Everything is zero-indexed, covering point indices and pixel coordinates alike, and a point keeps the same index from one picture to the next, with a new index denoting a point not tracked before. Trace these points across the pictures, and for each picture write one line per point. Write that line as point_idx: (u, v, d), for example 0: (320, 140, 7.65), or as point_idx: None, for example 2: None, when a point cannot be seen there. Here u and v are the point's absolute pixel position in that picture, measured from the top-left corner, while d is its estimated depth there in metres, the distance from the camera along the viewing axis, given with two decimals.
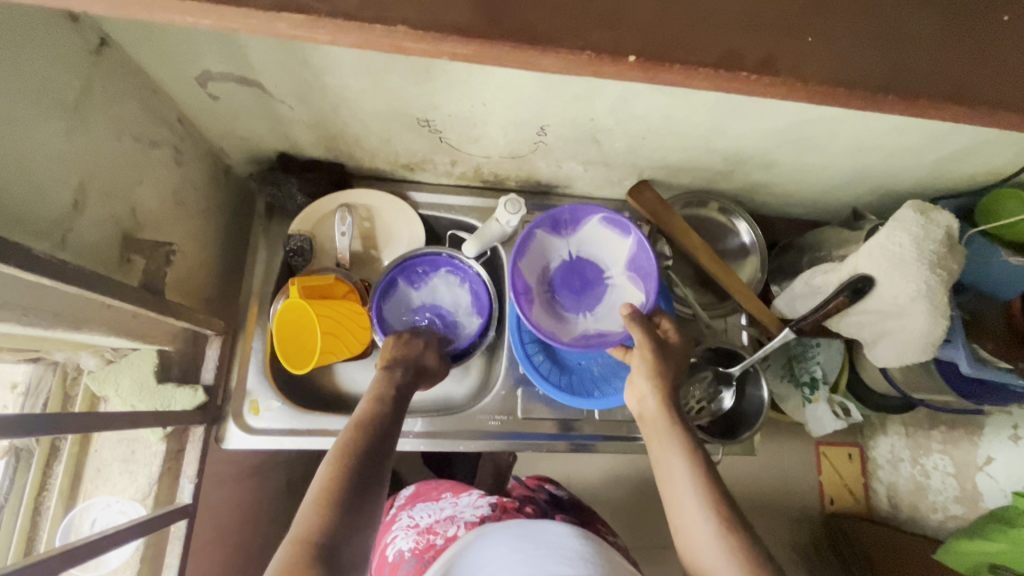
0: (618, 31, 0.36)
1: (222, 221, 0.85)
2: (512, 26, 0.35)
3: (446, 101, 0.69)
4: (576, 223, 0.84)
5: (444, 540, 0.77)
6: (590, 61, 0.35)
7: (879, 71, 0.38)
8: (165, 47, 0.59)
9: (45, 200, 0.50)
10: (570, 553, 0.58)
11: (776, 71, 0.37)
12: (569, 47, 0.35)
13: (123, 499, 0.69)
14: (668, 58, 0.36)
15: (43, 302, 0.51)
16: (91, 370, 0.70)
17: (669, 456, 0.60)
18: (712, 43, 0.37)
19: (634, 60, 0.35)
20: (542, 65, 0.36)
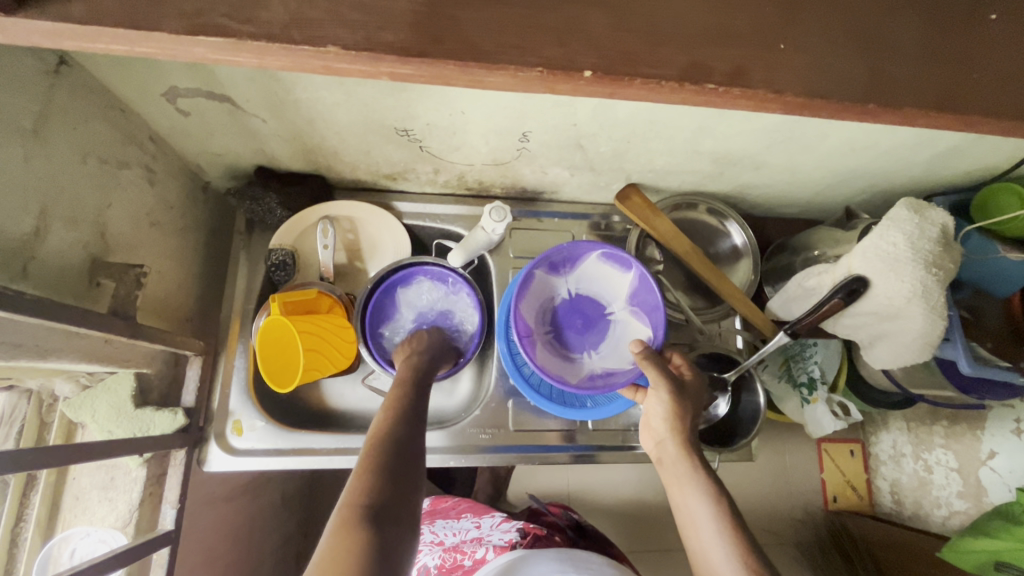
0: (576, 43, 0.34)
1: (201, 238, 0.83)
2: (471, 40, 0.33)
3: (424, 110, 0.67)
4: (575, 260, 0.82)
5: (473, 563, 0.78)
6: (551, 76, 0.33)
7: (858, 75, 0.37)
8: (128, 64, 0.57)
9: (2, 227, 0.48)
10: None
11: (749, 80, 0.35)
12: (522, 63, 0.33)
13: (103, 527, 0.67)
14: (633, 72, 0.34)
15: (5, 333, 0.49)
16: (66, 397, 0.69)
17: (692, 498, 0.60)
18: (674, 55, 0.35)
19: (590, 75, 0.34)
20: (504, 77, 0.34)
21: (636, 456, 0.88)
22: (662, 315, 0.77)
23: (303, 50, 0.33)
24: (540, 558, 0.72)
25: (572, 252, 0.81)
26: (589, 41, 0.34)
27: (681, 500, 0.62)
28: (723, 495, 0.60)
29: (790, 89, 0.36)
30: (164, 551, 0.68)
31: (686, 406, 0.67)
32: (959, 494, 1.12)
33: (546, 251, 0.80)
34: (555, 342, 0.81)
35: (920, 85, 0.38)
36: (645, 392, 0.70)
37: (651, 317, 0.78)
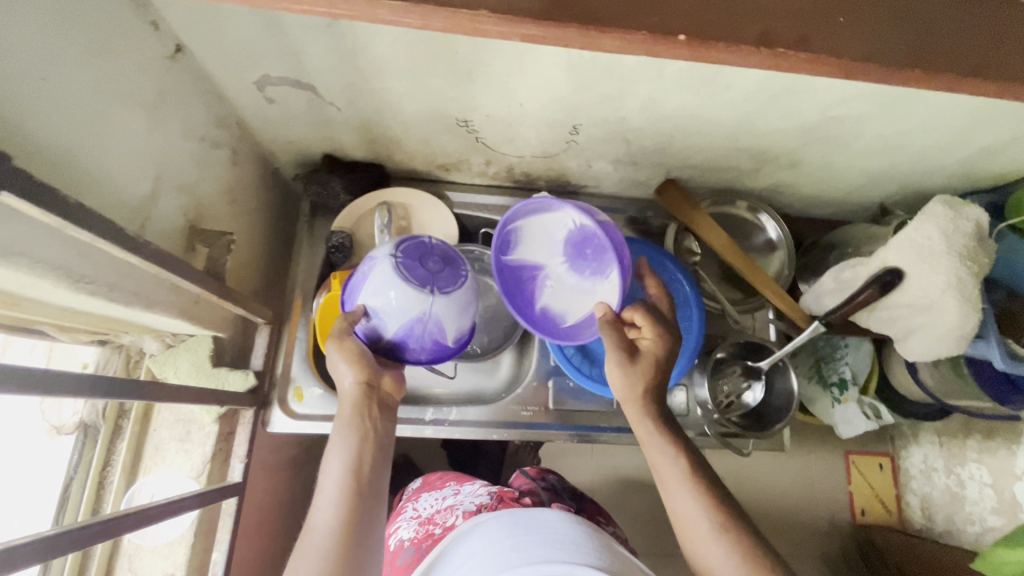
0: (668, 11, 0.36)
1: (270, 219, 0.90)
2: (578, 8, 0.35)
3: (484, 101, 0.73)
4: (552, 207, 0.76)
5: (442, 530, 0.80)
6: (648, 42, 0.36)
7: (912, 48, 0.39)
8: (229, 53, 0.64)
9: (125, 188, 0.54)
10: (561, 537, 0.61)
11: (814, 49, 0.38)
12: (629, 28, 0.36)
13: (180, 475, 0.74)
14: (718, 37, 0.37)
15: (129, 281, 0.55)
16: (152, 354, 0.74)
17: (680, 495, 0.64)
18: (755, 22, 0.37)
19: (684, 39, 0.36)
20: (607, 47, 0.37)
21: None
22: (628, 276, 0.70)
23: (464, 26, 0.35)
24: (491, 523, 0.66)
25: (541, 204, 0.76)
26: (687, 13, 0.37)
27: (669, 495, 0.65)
28: (706, 487, 0.64)
29: (854, 53, 0.38)
30: (233, 500, 0.74)
31: (643, 383, 0.69)
32: (994, 510, 1.09)
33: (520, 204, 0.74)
34: (552, 291, 0.79)
35: (988, 64, 0.40)
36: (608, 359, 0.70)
37: (620, 265, 0.73)
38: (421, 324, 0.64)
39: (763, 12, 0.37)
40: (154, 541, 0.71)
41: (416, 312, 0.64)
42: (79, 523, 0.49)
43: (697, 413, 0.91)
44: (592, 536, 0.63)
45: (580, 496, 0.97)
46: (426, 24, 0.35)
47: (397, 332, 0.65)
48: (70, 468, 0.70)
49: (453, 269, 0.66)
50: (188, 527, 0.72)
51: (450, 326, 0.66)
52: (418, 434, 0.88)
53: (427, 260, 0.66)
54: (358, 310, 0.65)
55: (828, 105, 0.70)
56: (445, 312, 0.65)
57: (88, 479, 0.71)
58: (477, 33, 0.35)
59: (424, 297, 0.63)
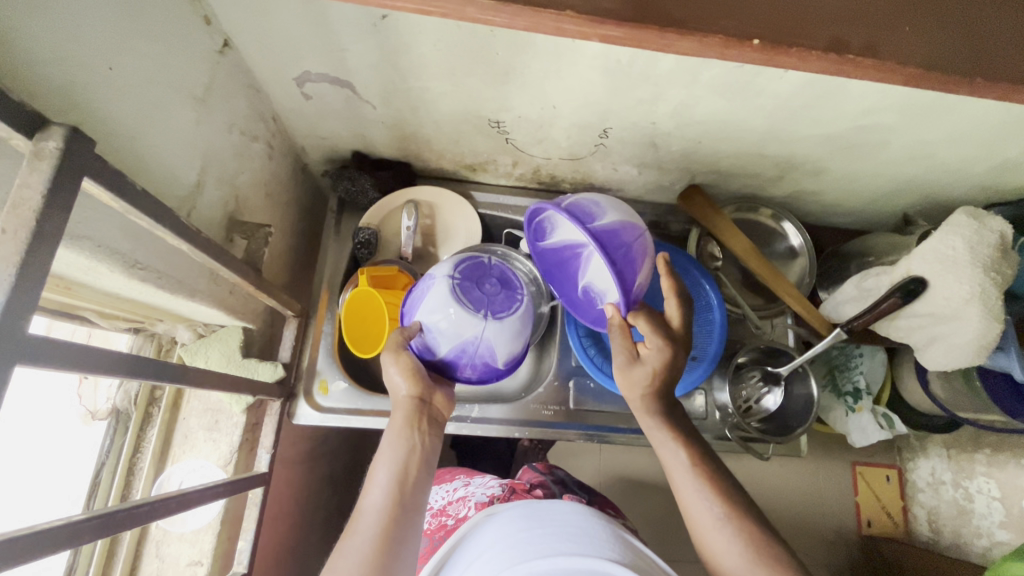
0: (743, 15, 0.37)
1: (299, 214, 0.92)
2: (654, 9, 0.37)
3: (518, 103, 0.74)
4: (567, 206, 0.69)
5: (455, 521, 0.81)
6: (722, 44, 0.37)
7: (975, 55, 0.39)
8: (274, 49, 0.65)
9: (175, 177, 0.55)
10: (573, 529, 0.61)
11: (878, 55, 0.38)
12: (704, 31, 0.37)
13: (209, 464, 0.74)
14: (787, 41, 0.37)
15: (173, 268, 0.56)
16: (184, 343, 0.76)
17: (694, 496, 0.64)
18: (824, 29, 0.38)
19: (757, 43, 0.37)
20: (679, 49, 0.38)
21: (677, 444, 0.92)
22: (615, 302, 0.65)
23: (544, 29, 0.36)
24: (505, 516, 0.66)
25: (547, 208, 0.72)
26: (759, 15, 0.37)
27: (683, 496, 0.65)
28: (722, 488, 0.64)
29: (926, 65, 0.39)
30: (259, 491, 0.74)
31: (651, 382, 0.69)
32: (1002, 524, 1.10)
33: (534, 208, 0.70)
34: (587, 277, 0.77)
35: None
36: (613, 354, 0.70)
37: (629, 271, 0.69)
38: (473, 345, 0.69)
39: (836, 18, 0.38)
40: (182, 528, 0.72)
41: (467, 335, 0.68)
42: (133, 503, 0.49)
43: (716, 418, 0.92)
44: (607, 529, 0.62)
45: (589, 489, 0.97)
46: (512, 23, 0.36)
47: (449, 353, 0.69)
48: (102, 453, 0.71)
49: (511, 298, 0.72)
50: (215, 515, 0.73)
51: (500, 349, 0.71)
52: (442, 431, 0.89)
53: (483, 284, 0.72)
54: (414, 327, 0.69)
55: (857, 114, 0.71)
56: (495, 336, 0.70)
57: (119, 465, 0.72)
58: (558, 33, 0.37)
59: (478, 321, 0.69)
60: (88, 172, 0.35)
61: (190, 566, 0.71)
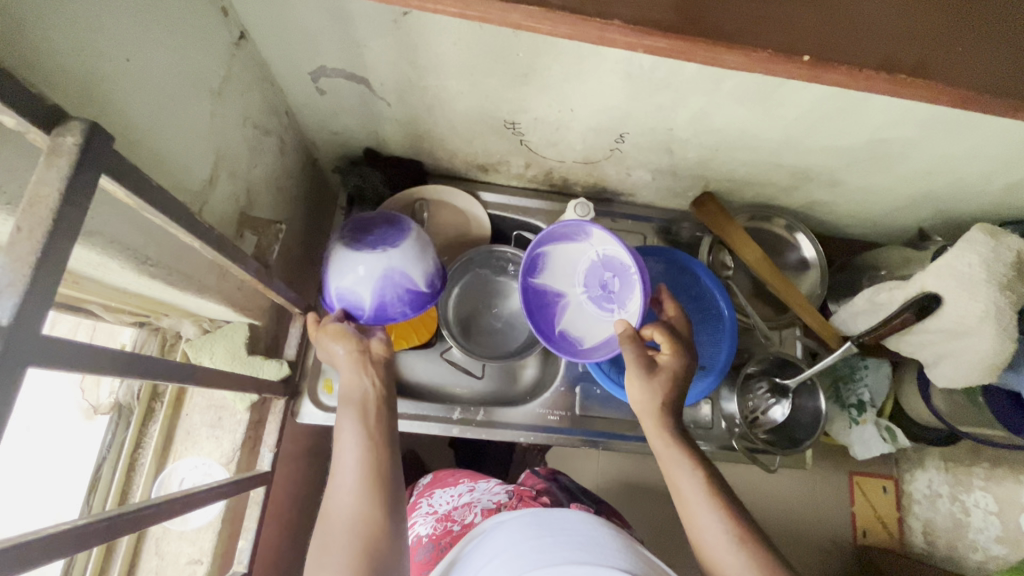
0: (794, 31, 0.37)
1: (307, 209, 0.90)
2: (701, 20, 0.36)
3: (535, 105, 0.73)
4: (585, 230, 0.81)
5: (462, 528, 0.80)
6: (770, 60, 0.36)
7: None
8: (291, 43, 0.64)
9: (190, 172, 0.54)
10: (583, 539, 0.60)
11: (929, 75, 0.37)
12: (751, 46, 0.36)
13: (211, 462, 0.73)
14: (839, 59, 0.37)
15: (183, 265, 0.55)
16: (189, 338, 0.75)
17: (696, 505, 0.63)
18: (875, 47, 0.37)
19: (807, 60, 0.36)
20: (725, 62, 0.37)
21: None
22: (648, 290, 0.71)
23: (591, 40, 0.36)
24: (514, 524, 0.65)
25: (565, 230, 0.81)
26: (808, 32, 0.37)
27: (686, 506, 0.64)
28: (721, 494, 0.63)
29: (981, 85, 0.38)
30: (261, 490, 0.73)
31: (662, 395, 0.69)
32: (998, 539, 1.10)
33: (552, 226, 0.81)
34: (572, 316, 0.83)
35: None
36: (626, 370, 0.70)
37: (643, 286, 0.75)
38: (388, 283, 0.72)
39: (889, 37, 0.37)
40: (183, 526, 0.71)
41: (378, 271, 0.71)
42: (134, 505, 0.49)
43: (721, 428, 0.92)
44: (617, 540, 0.61)
45: (593, 497, 0.97)
46: (553, 31, 0.35)
47: (373, 297, 0.72)
48: (103, 447, 0.70)
49: (398, 227, 0.74)
50: (217, 514, 0.72)
51: (415, 272, 0.74)
52: (447, 433, 0.88)
53: (373, 233, 0.73)
54: (342, 298, 0.72)
55: (878, 127, 0.70)
56: (403, 262, 0.72)
57: (120, 462, 0.71)
58: (604, 42, 0.36)
59: (379, 256, 0.71)
60: (106, 169, 0.34)
61: (190, 564, 0.70)
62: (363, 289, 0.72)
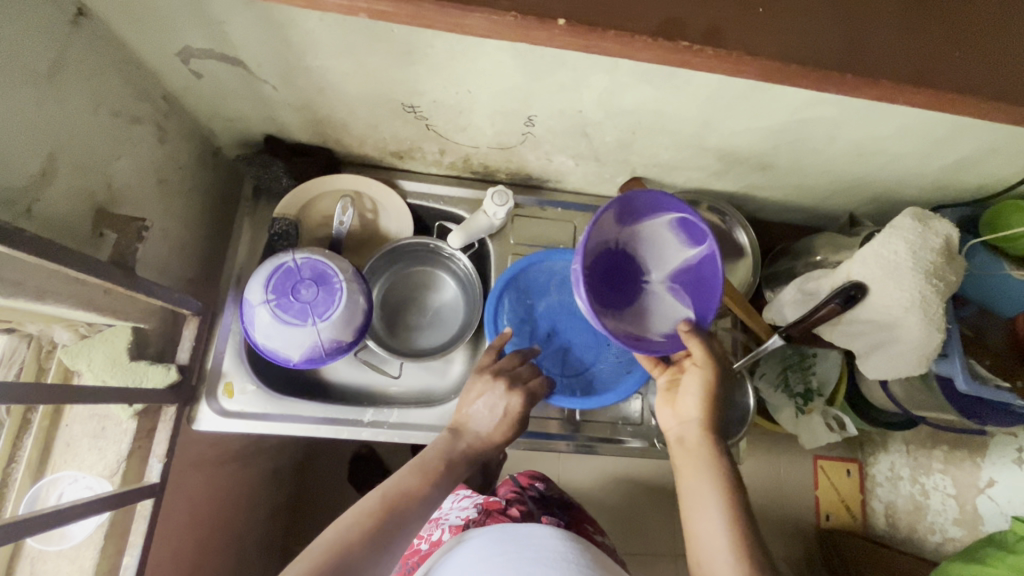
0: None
1: (209, 202, 0.85)
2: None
3: (430, 86, 0.68)
4: (651, 209, 0.66)
5: (429, 546, 0.78)
6: (516, 22, 0.36)
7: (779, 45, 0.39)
8: (142, 20, 0.58)
9: (7, 167, 0.49)
10: (556, 554, 0.58)
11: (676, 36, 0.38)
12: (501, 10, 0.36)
13: (91, 475, 0.69)
14: (590, 22, 0.37)
15: (5, 270, 0.50)
16: (65, 344, 0.70)
17: (707, 517, 0.55)
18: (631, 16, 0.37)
19: (561, 23, 0.36)
20: (474, 29, 0.38)
21: (626, 450, 0.88)
22: (712, 301, 0.64)
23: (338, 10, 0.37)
24: (481, 539, 0.62)
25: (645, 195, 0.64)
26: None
27: (697, 519, 0.56)
28: (740, 515, 0.54)
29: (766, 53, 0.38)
30: (147, 501, 0.69)
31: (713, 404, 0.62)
32: (956, 521, 1.08)
33: (637, 192, 0.64)
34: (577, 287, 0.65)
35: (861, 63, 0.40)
36: (692, 369, 0.63)
37: (702, 303, 0.65)
38: (318, 347, 0.77)
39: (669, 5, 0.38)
40: (61, 544, 0.67)
41: (308, 342, 0.76)
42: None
43: (653, 424, 0.90)
44: (588, 555, 0.60)
45: (568, 504, 0.94)
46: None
47: (303, 356, 0.77)
48: None
49: (330, 290, 0.77)
50: (99, 527, 0.68)
51: (345, 337, 0.79)
52: (354, 437, 0.82)
53: (299, 291, 0.76)
54: (267, 349, 0.76)
55: (796, 106, 0.66)
56: (333, 333, 0.77)
57: None
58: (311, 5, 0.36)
59: (311, 328, 0.76)
60: None
61: None
62: (291, 347, 0.77)
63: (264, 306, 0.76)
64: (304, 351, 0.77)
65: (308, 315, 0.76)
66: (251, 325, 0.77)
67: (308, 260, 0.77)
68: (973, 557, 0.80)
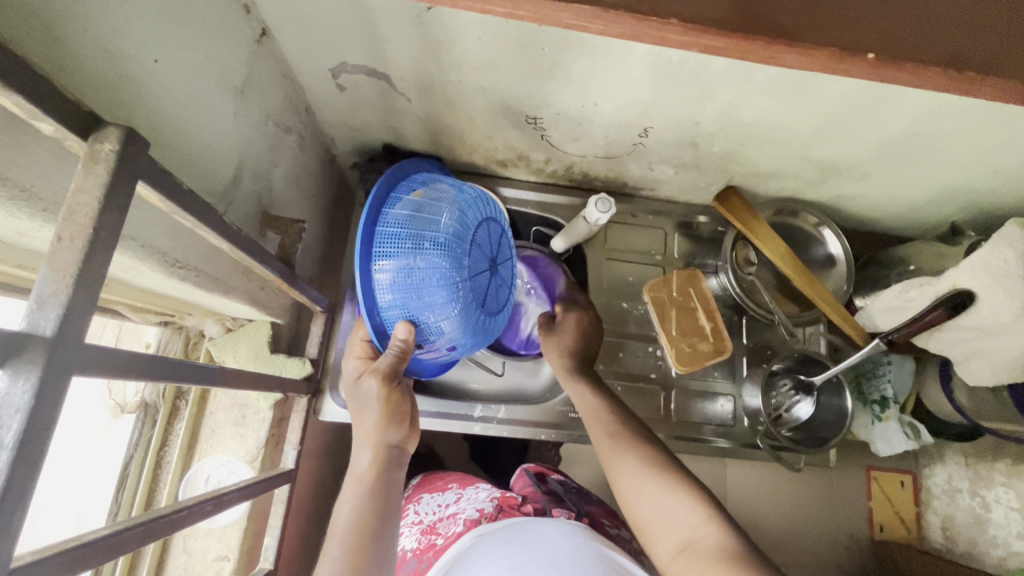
0: (858, 29, 0.35)
1: (326, 206, 0.90)
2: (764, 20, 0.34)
3: (558, 99, 0.72)
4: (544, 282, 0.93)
5: (445, 540, 0.77)
6: (831, 58, 0.34)
7: None
8: (311, 39, 0.63)
9: (216, 173, 0.54)
10: (557, 551, 0.59)
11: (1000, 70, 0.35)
12: (815, 43, 0.34)
13: (235, 459, 0.73)
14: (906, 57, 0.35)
15: (209, 266, 0.55)
16: (212, 337, 0.75)
17: (615, 455, 0.67)
18: (944, 45, 0.35)
19: (872, 58, 0.35)
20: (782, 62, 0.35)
21: (716, 450, 0.92)
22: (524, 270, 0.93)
23: (676, 47, 0.35)
24: (485, 546, 0.63)
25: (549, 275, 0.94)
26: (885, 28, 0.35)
27: (610, 464, 0.67)
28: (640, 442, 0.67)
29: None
30: (285, 487, 0.73)
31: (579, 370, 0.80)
32: (1020, 535, 1.08)
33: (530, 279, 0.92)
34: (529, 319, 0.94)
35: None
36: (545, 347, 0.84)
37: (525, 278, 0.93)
38: None
39: (972, 28, 0.35)
40: (210, 524, 0.71)
41: None
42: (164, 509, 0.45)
43: (745, 425, 0.93)
44: (589, 550, 0.61)
45: (584, 499, 0.93)
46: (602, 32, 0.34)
47: None
48: (130, 446, 0.71)
49: None
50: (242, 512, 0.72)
51: None
52: (467, 431, 0.89)
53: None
54: None
55: (914, 119, 0.68)
56: None
57: (147, 458, 0.72)
58: (659, 41, 0.34)
59: None
60: (141, 176, 0.33)
61: (217, 561, 0.71)
62: None
63: None
64: None
65: None
66: None
67: None
68: None
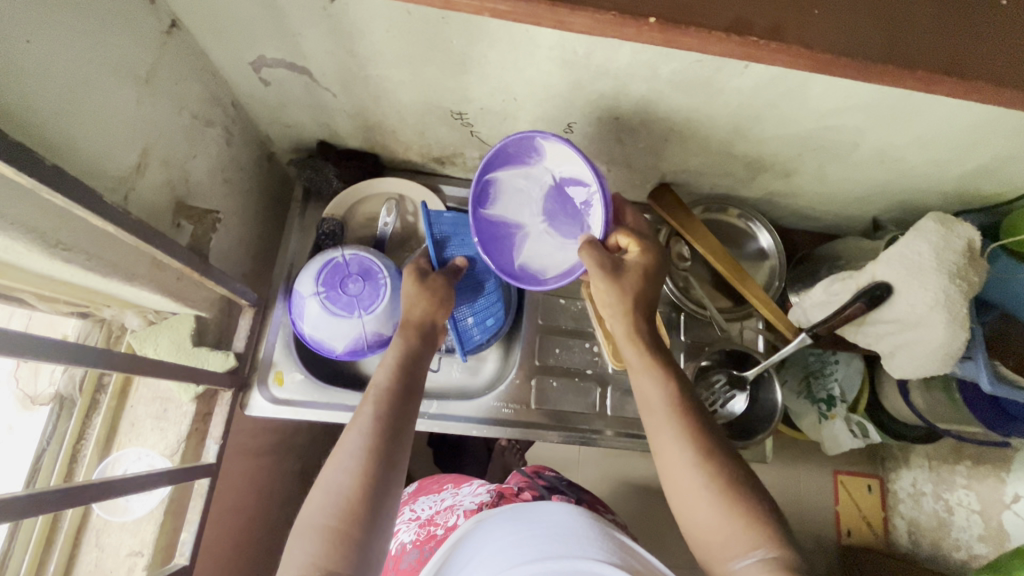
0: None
1: (262, 202, 0.90)
2: None
3: (479, 94, 0.73)
4: (530, 152, 0.73)
5: (445, 531, 0.75)
6: (614, 21, 0.38)
7: (866, 41, 0.40)
8: (225, 33, 0.64)
9: (112, 159, 0.55)
10: (570, 531, 0.57)
11: (782, 39, 0.39)
12: (596, 8, 0.38)
13: (154, 453, 0.73)
14: (685, 22, 0.39)
15: (106, 253, 0.55)
16: (134, 330, 0.75)
17: (664, 436, 0.58)
18: (724, 13, 0.39)
19: (652, 21, 0.38)
20: (571, 25, 0.39)
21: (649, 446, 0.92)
22: (509, 153, 0.73)
23: (463, 10, 0.39)
24: (495, 523, 0.60)
25: (517, 150, 0.73)
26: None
27: (653, 417, 0.60)
28: (693, 423, 0.58)
29: (823, 46, 0.39)
30: (204, 480, 0.72)
31: (631, 298, 0.65)
32: (981, 538, 1.01)
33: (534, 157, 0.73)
34: (530, 249, 0.77)
35: (908, 56, 0.40)
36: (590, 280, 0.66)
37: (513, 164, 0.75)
38: (361, 337, 0.81)
39: (737, 5, 0.39)
40: (124, 517, 0.71)
41: (353, 333, 0.80)
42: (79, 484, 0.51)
43: None
44: (604, 531, 0.59)
45: (579, 488, 0.90)
46: None
47: (345, 348, 0.81)
48: (43, 439, 0.71)
49: (371, 277, 0.81)
50: (159, 503, 0.72)
51: (387, 330, 0.82)
52: None
53: (346, 285, 0.81)
54: (313, 337, 0.81)
55: (822, 115, 0.70)
56: (377, 325, 0.81)
57: (60, 453, 0.71)
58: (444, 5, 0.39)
59: (354, 320, 0.80)
60: None
61: (130, 556, 0.70)
62: (339, 336, 0.81)
63: (316, 290, 0.80)
64: (349, 342, 0.81)
65: (348, 300, 0.81)
66: (300, 314, 0.81)
67: (355, 256, 0.81)
68: (1000, 569, 0.80)
